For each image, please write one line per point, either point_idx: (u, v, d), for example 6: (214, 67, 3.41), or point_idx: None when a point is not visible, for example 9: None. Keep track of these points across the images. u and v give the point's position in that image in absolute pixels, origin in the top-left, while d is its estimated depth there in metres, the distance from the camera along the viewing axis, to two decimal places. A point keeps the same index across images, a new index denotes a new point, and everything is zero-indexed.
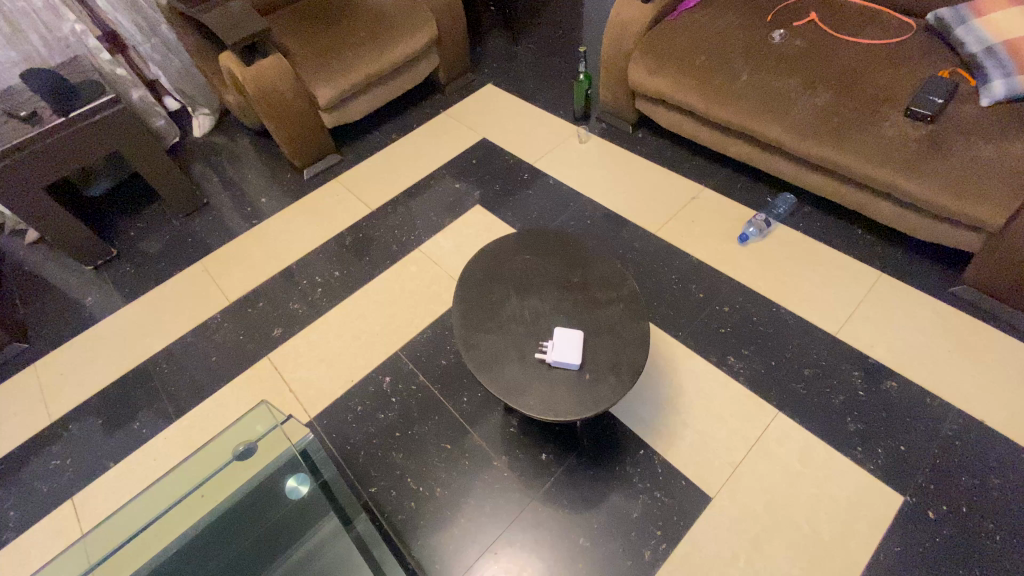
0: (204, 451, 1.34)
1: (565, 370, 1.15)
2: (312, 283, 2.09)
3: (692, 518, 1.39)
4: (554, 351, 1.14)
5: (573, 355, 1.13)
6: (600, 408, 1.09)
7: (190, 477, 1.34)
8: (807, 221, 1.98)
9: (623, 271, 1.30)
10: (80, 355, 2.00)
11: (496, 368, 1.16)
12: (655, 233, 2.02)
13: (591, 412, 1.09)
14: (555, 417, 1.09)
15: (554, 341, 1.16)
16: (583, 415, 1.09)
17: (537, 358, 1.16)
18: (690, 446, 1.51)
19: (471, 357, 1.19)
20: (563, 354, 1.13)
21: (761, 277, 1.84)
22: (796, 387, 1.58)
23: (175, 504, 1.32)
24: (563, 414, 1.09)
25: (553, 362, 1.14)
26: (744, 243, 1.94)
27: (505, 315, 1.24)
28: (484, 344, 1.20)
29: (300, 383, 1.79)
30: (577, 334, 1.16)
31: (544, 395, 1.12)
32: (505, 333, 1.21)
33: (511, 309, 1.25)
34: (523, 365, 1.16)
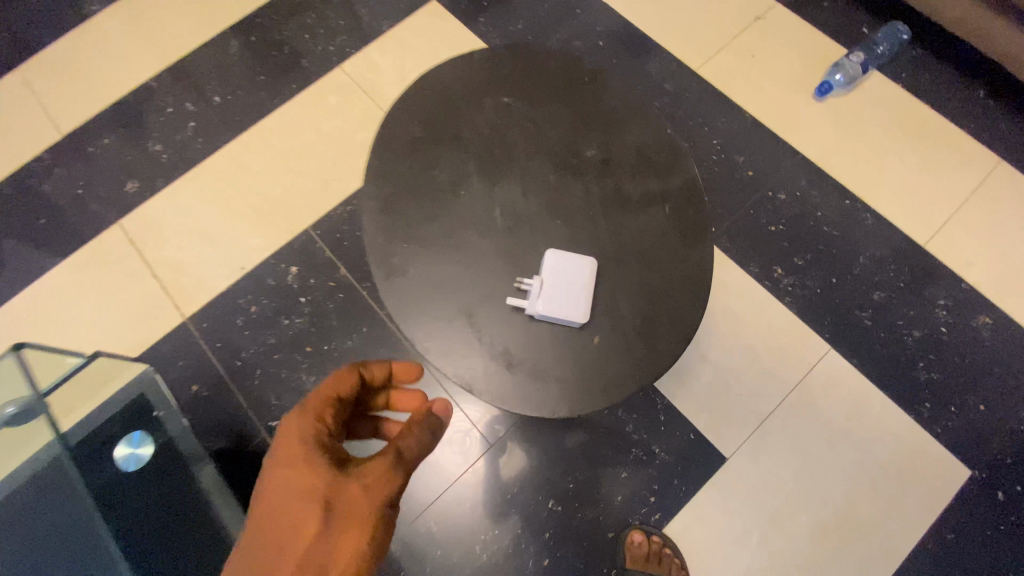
0: None
1: (558, 327, 0.67)
2: (182, 113, 1.40)
3: (698, 483, 1.06)
4: (545, 301, 0.65)
5: (579, 306, 0.65)
6: (612, 401, 0.65)
7: None
8: (914, 71, 1.36)
9: (671, 141, 0.73)
10: None
11: (437, 320, 0.66)
12: (696, 72, 1.36)
13: (597, 408, 0.65)
14: (535, 413, 0.64)
15: (540, 281, 0.65)
16: (585, 412, 0.65)
17: (511, 305, 0.66)
18: (707, 389, 1.11)
19: (391, 296, 0.67)
20: (562, 306, 0.65)
21: (836, 152, 1.29)
22: (860, 317, 1.16)
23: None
24: (550, 412, 0.64)
25: (540, 316, 0.65)
26: (821, 97, 1.33)
27: (458, 215, 0.70)
28: (417, 273, 0.68)
29: (169, 265, 1.25)
30: (587, 266, 0.66)
31: (521, 373, 0.65)
32: (456, 251, 0.69)
33: (469, 204, 0.70)
34: (487, 314, 0.67)
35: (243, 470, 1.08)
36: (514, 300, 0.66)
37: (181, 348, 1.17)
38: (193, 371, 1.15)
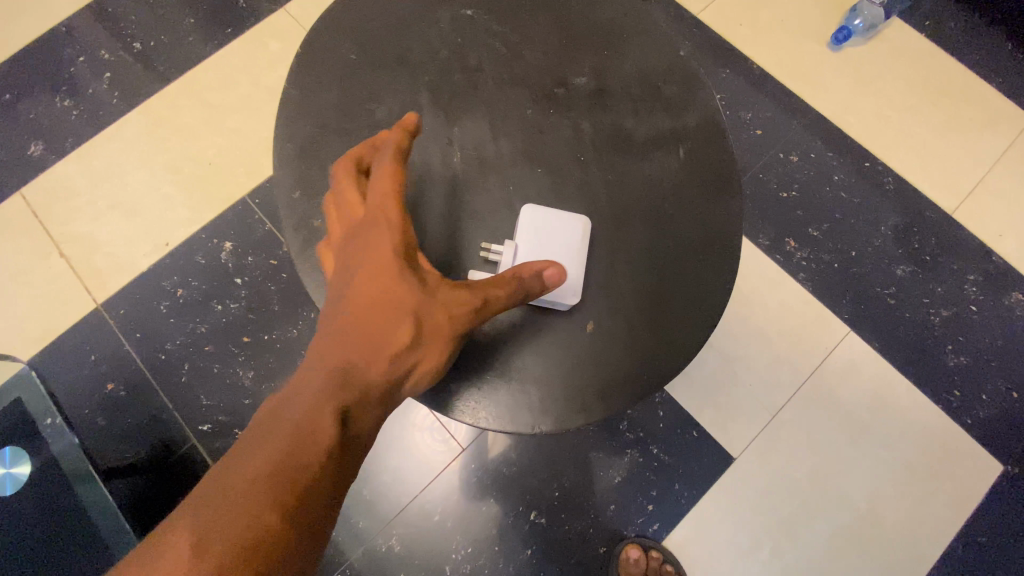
0: None
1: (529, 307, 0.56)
2: (92, 60, 1.18)
3: (702, 487, 0.93)
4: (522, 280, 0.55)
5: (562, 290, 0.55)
6: (603, 409, 0.55)
7: None
8: (938, 17, 1.20)
9: (683, 72, 0.62)
10: None
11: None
12: (697, 17, 1.19)
13: (585, 417, 0.55)
14: (510, 426, 0.54)
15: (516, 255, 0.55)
16: (575, 426, 0.55)
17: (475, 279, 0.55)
18: (712, 378, 0.97)
19: None
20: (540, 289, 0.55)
21: (853, 109, 1.14)
22: (882, 295, 1.02)
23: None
24: (531, 426, 0.54)
25: None
26: (836, 47, 1.18)
27: (425, 164, 0.58)
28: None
29: (79, 242, 1.05)
30: (576, 242, 0.56)
31: (496, 380, 0.55)
32: (421, 209, 0.57)
33: (430, 156, 0.58)
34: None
35: (170, 484, 0.92)
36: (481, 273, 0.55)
37: (93, 340, 0.98)
38: (107, 368, 0.96)
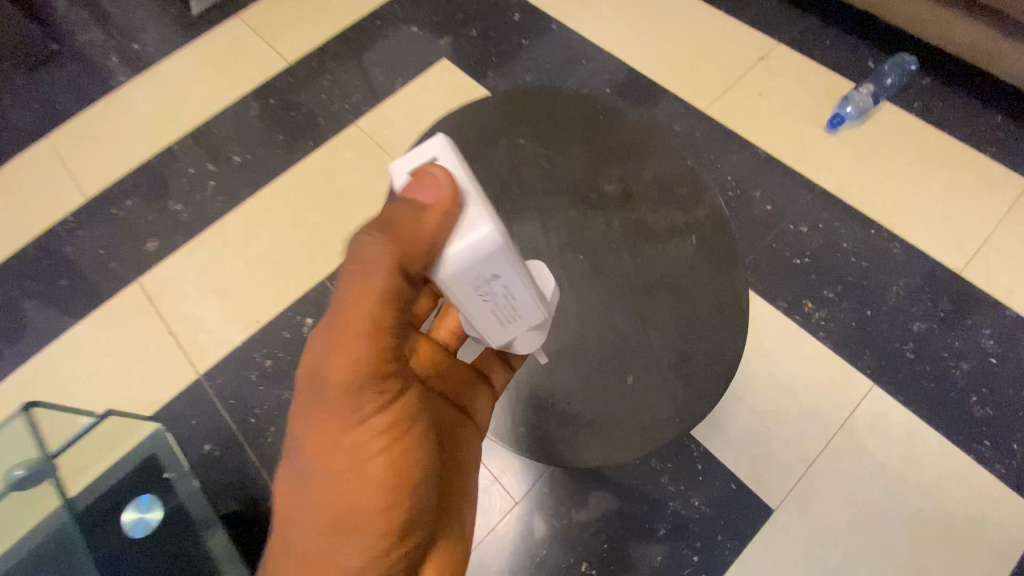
0: None
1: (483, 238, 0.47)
2: (201, 171, 1.44)
3: (744, 538, 0.98)
4: (508, 301, 0.53)
5: (470, 249, 0.46)
6: (649, 445, 0.66)
7: None
8: (926, 100, 1.35)
9: (692, 173, 0.77)
10: None
11: None
12: (704, 112, 1.38)
13: (634, 454, 0.65)
14: (571, 462, 0.66)
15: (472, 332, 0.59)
16: (626, 459, 0.66)
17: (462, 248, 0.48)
18: (746, 432, 1.04)
19: None
20: (495, 285, 0.50)
21: (854, 182, 1.27)
22: (901, 350, 1.09)
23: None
24: (588, 461, 0.66)
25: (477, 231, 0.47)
26: (833, 130, 1.33)
27: None
28: None
29: (184, 321, 1.24)
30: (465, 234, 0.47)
31: (558, 426, 0.68)
32: None
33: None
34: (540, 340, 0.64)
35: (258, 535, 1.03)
36: (530, 339, 0.62)
37: (195, 406, 1.14)
38: (206, 430, 1.11)
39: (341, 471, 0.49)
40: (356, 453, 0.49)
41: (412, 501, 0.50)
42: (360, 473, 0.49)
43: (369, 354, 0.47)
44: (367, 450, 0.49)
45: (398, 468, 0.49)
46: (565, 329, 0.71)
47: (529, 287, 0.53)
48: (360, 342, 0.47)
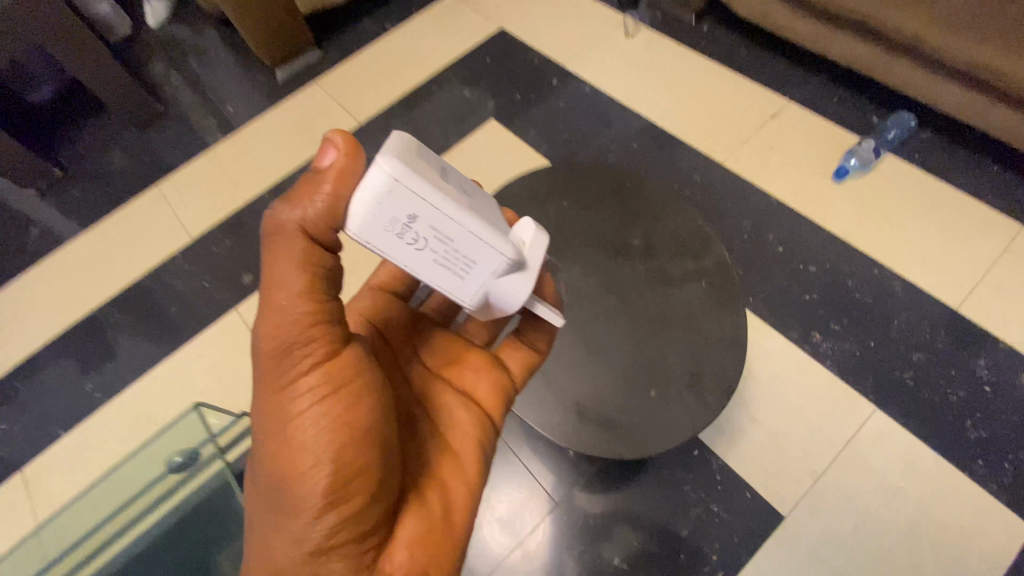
0: (143, 452, 1.13)
1: (406, 184, 0.50)
2: None
3: (759, 541, 1.11)
4: (449, 238, 0.53)
5: (362, 202, 0.50)
6: (670, 444, 0.82)
7: (130, 480, 1.13)
8: (926, 152, 1.50)
9: (703, 231, 0.97)
10: (26, 298, 1.73)
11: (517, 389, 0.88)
12: (722, 163, 1.57)
13: (657, 450, 0.82)
14: (607, 454, 0.83)
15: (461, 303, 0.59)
16: (651, 453, 0.82)
17: (402, 206, 0.50)
18: (760, 447, 1.19)
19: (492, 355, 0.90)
20: (414, 227, 0.52)
21: (858, 226, 1.43)
22: (902, 377, 1.22)
23: (74, 544, 1.09)
24: (620, 454, 0.83)
25: (399, 177, 0.49)
26: (840, 180, 1.49)
27: None
28: None
29: None
30: (410, 185, 0.50)
31: (596, 426, 0.85)
32: None
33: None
34: (529, 281, 0.60)
35: None
36: (512, 281, 0.59)
37: None
38: None
39: (275, 437, 0.56)
40: (288, 414, 0.56)
41: (342, 461, 0.55)
42: (289, 434, 0.56)
43: (286, 320, 0.56)
44: (295, 410, 0.56)
45: (323, 421, 0.55)
46: (598, 351, 0.89)
47: (454, 211, 0.52)
48: (280, 310, 0.56)
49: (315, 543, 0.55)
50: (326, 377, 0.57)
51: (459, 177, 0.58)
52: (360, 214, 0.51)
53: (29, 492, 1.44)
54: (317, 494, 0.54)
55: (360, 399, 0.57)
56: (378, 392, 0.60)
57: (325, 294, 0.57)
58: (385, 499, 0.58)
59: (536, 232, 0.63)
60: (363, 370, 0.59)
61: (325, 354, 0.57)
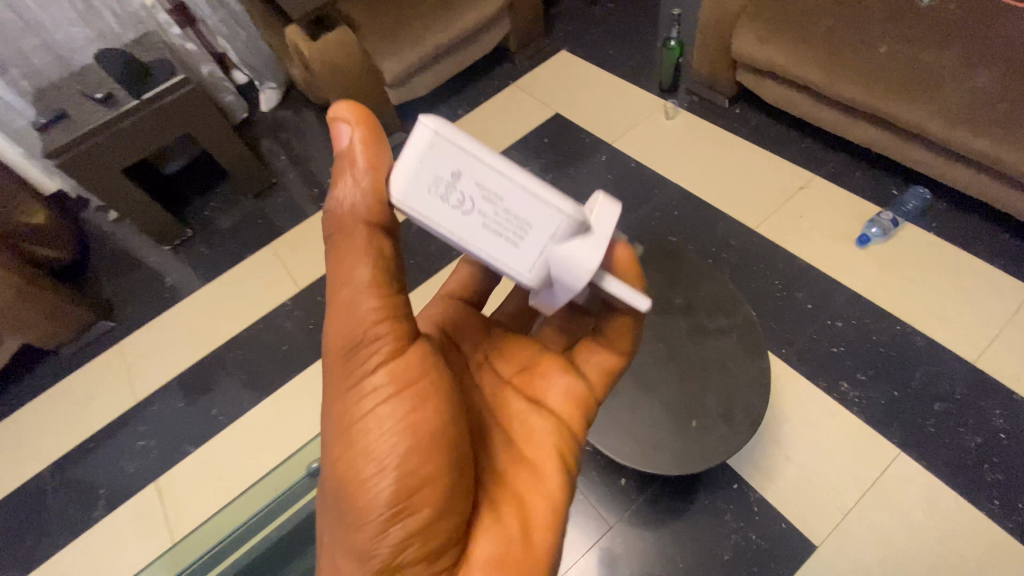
0: (291, 459, 1.42)
1: (444, 140, 0.56)
2: None
3: (794, 567, 1.26)
4: (499, 198, 0.57)
5: (407, 167, 0.58)
6: (709, 464, 1.03)
7: (273, 484, 1.42)
8: (943, 221, 1.68)
9: (733, 294, 1.20)
10: (161, 336, 2.10)
11: None
12: (755, 229, 1.79)
13: (699, 468, 1.03)
14: (657, 470, 1.03)
15: (523, 277, 0.58)
16: (693, 471, 1.03)
17: (443, 163, 0.57)
18: (793, 482, 1.34)
19: None
20: (459, 187, 0.57)
21: (880, 287, 1.60)
22: (924, 424, 1.36)
23: (229, 533, 1.38)
24: (669, 471, 1.03)
25: (437, 135, 0.56)
26: (863, 246, 1.68)
27: None
28: None
29: None
30: (446, 141, 0.56)
31: (648, 447, 1.05)
32: None
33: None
34: (599, 245, 0.59)
35: None
36: (574, 244, 0.58)
37: None
38: None
39: (342, 435, 0.65)
40: (362, 416, 0.64)
41: (413, 466, 0.63)
42: (356, 433, 0.64)
43: (352, 320, 0.65)
44: (365, 411, 0.64)
45: (394, 423, 0.63)
46: (650, 389, 1.11)
47: (496, 167, 0.56)
48: (349, 308, 0.65)
49: (390, 543, 0.63)
50: (390, 379, 0.65)
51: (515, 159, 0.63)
52: (406, 179, 0.58)
53: (164, 499, 1.74)
54: (383, 495, 0.62)
55: (425, 404, 0.65)
56: (440, 396, 0.67)
57: (388, 288, 0.66)
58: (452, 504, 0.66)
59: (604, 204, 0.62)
60: (425, 375, 0.67)
61: (388, 354, 0.65)
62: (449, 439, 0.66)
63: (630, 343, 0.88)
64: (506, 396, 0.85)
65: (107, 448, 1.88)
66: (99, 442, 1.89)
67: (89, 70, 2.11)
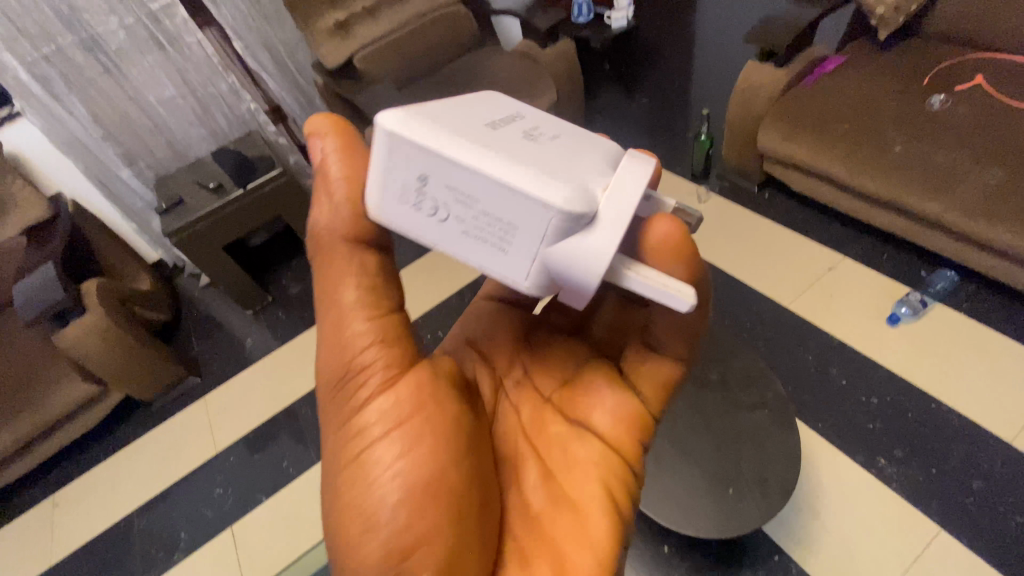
0: None
1: (404, 145, 0.57)
2: (435, 337, 2.19)
3: None
4: (473, 201, 0.56)
5: (382, 185, 0.60)
6: (745, 529, 1.13)
7: None
8: (972, 303, 1.77)
9: (764, 371, 1.33)
10: (240, 392, 2.34)
11: None
12: (787, 306, 1.91)
13: (735, 533, 1.13)
14: (696, 533, 1.14)
15: (517, 283, 0.58)
16: (729, 534, 1.13)
17: (412, 170, 0.58)
18: (835, 556, 1.39)
19: None
20: (431, 194, 0.58)
21: (914, 365, 1.67)
22: (964, 501, 1.41)
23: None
24: (706, 533, 1.13)
25: (398, 140, 0.57)
26: (894, 324, 1.77)
27: None
28: None
29: None
30: (407, 146, 0.57)
31: (687, 511, 1.16)
32: None
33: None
34: (610, 233, 0.56)
35: None
36: (572, 238, 0.55)
37: None
38: None
39: (344, 472, 0.75)
40: (362, 462, 0.74)
41: (408, 504, 0.72)
42: (355, 469, 0.74)
43: (346, 354, 0.77)
44: (365, 452, 0.75)
45: (391, 463, 0.73)
46: (690, 457, 1.22)
47: (462, 167, 0.55)
48: (344, 345, 0.77)
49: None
50: (382, 413, 0.76)
51: (497, 137, 0.59)
52: (385, 193, 0.61)
53: (237, 545, 1.90)
54: (385, 534, 0.71)
55: (417, 446, 0.74)
56: (425, 428, 0.76)
57: (378, 316, 0.78)
58: (456, 545, 0.72)
59: (619, 184, 0.58)
60: (414, 407, 0.76)
61: (378, 386, 0.76)
62: (434, 477, 0.74)
63: (689, 349, 0.84)
64: (544, 414, 0.90)
65: (188, 495, 2.08)
66: (181, 488, 2.10)
67: (204, 164, 2.53)
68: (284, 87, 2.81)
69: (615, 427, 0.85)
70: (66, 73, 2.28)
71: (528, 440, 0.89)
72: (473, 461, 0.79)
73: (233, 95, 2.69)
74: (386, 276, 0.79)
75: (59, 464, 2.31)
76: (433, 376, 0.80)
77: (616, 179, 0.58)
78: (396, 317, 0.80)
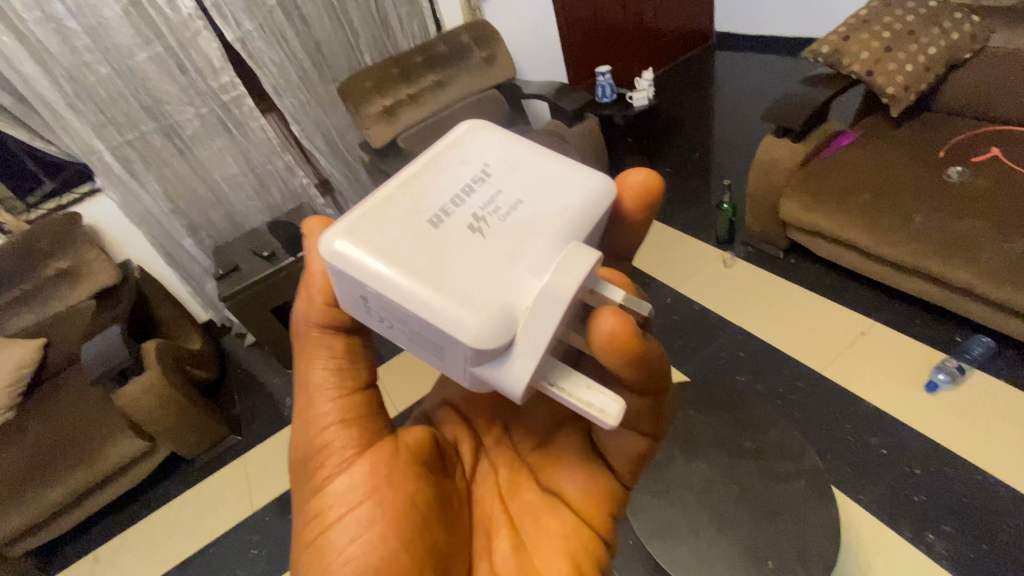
0: None
1: (344, 272, 0.63)
2: None
3: None
4: (405, 321, 0.63)
5: (342, 295, 0.69)
6: None
7: None
8: (1012, 371, 1.75)
9: (799, 441, 1.34)
10: (278, 451, 2.41)
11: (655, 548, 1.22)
12: (819, 371, 1.91)
13: None
14: None
15: (462, 381, 0.66)
16: None
17: (354, 290, 0.65)
18: None
19: (640, 523, 1.26)
20: (375, 308, 0.65)
21: (958, 433, 1.63)
22: None
23: None
24: None
25: (339, 269, 0.63)
26: (932, 391, 1.74)
27: (671, 479, 1.32)
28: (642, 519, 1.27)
29: None
30: (345, 275, 0.63)
31: None
32: (676, 501, 1.28)
33: (679, 473, 1.32)
34: (525, 364, 0.60)
35: None
36: (493, 364, 0.62)
37: None
38: None
39: (304, 553, 0.78)
40: (320, 542, 0.77)
41: None
42: (314, 550, 0.77)
43: (315, 433, 0.82)
44: (323, 533, 0.78)
45: (343, 545, 0.76)
46: (725, 529, 1.22)
47: (392, 298, 0.61)
48: (313, 426, 0.83)
49: None
50: (339, 496, 0.79)
51: (433, 251, 0.63)
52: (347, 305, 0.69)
53: None
54: None
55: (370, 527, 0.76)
56: (377, 512, 0.77)
57: (345, 397, 0.83)
58: None
59: (543, 302, 0.60)
60: (367, 491, 0.79)
61: (341, 465, 0.81)
62: (384, 561, 0.74)
63: (654, 426, 0.82)
64: (517, 480, 0.93)
65: (224, 555, 2.11)
66: (218, 548, 2.14)
67: (259, 235, 2.75)
68: (334, 164, 3.07)
69: (585, 498, 0.88)
70: (145, 155, 2.56)
71: (503, 505, 0.91)
72: (430, 544, 0.79)
73: (289, 171, 2.95)
74: (353, 357, 0.85)
75: (105, 521, 2.38)
76: (392, 455, 0.83)
77: (537, 300, 0.61)
78: (363, 396, 0.86)
